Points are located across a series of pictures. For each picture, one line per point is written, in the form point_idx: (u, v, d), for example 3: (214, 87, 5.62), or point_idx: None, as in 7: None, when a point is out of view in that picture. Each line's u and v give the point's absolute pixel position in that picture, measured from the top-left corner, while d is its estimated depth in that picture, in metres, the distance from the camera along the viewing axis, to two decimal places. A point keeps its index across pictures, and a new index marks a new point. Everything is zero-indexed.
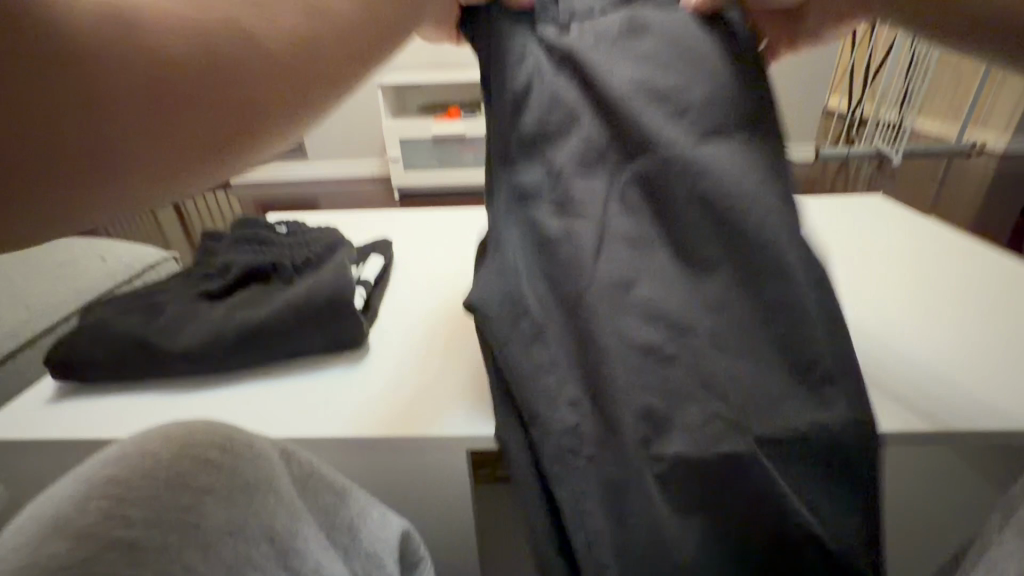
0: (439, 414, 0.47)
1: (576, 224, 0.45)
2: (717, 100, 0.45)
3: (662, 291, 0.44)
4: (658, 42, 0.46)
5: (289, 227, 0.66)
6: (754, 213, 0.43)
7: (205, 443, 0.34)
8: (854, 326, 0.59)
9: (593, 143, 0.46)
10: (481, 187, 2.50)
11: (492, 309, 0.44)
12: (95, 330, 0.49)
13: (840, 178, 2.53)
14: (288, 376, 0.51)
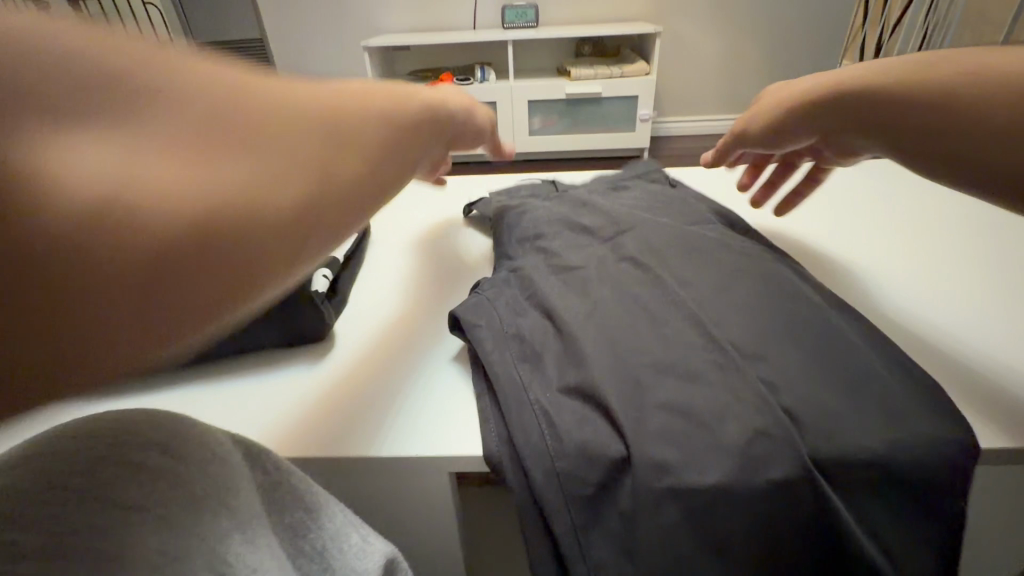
0: (417, 423, 0.40)
1: (571, 272, 0.49)
2: (697, 221, 0.56)
3: (663, 323, 0.43)
4: (640, 197, 0.63)
5: None
6: (750, 281, 0.46)
7: (141, 424, 0.24)
8: (916, 316, 0.49)
9: (589, 229, 0.55)
10: (475, 157, 2.39)
11: (480, 323, 0.43)
12: None
13: None
14: (239, 377, 0.44)
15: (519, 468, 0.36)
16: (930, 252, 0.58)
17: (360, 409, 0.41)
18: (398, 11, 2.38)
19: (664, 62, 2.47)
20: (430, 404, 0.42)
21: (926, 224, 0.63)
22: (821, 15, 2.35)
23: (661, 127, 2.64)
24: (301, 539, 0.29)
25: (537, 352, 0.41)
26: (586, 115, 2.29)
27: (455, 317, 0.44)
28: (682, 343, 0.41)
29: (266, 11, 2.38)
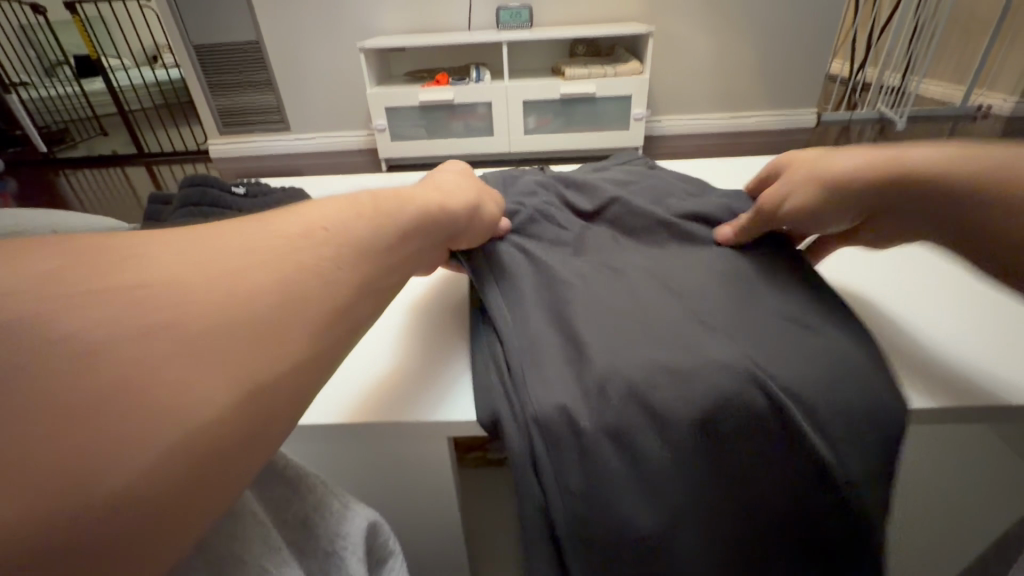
0: (413, 400, 0.43)
1: (557, 241, 0.53)
2: (678, 196, 0.60)
3: (643, 287, 0.46)
4: (625, 175, 0.67)
5: (246, 188, 0.59)
6: (723, 251, 0.49)
7: None
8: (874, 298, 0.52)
9: (575, 208, 0.59)
10: (471, 157, 2.42)
11: (474, 277, 0.47)
12: None
13: (842, 143, 2.47)
14: None
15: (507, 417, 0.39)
16: (917, 246, 0.59)
17: (363, 386, 0.44)
18: (393, 11, 2.39)
19: (657, 62, 2.50)
20: (425, 380, 0.45)
21: None
22: (811, 13, 2.37)
23: (654, 126, 2.67)
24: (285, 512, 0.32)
25: (519, 315, 0.44)
26: (580, 115, 2.32)
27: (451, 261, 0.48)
28: (659, 304, 0.44)
29: (262, 13, 2.39)
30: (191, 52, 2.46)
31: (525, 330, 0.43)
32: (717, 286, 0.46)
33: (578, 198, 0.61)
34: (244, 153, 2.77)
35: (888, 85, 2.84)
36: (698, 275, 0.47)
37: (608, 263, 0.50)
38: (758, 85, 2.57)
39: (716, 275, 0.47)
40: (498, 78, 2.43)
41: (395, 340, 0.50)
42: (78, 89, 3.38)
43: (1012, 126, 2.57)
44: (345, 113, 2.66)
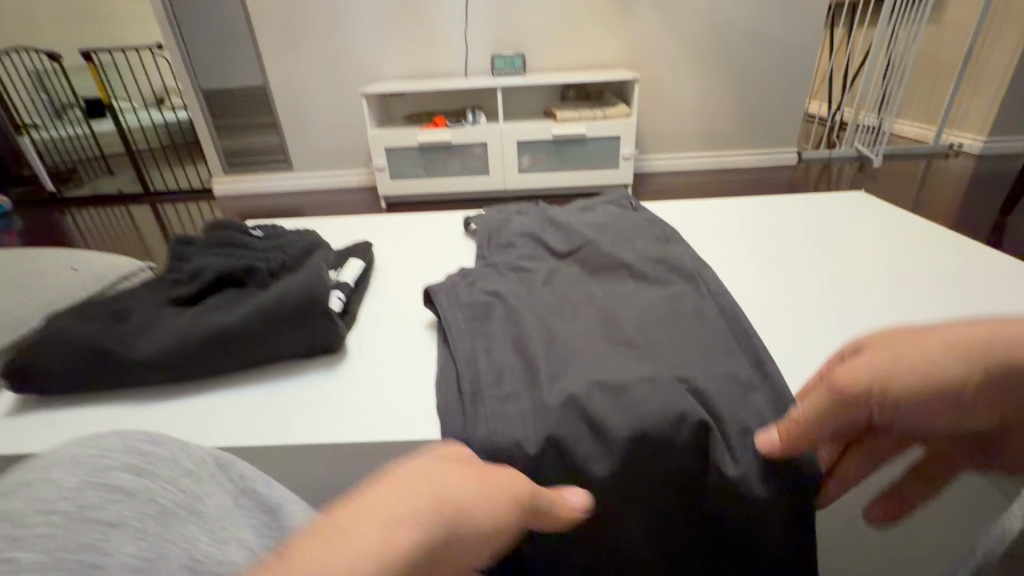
0: (401, 417, 0.44)
1: (526, 278, 0.60)
2: (648, 238, 0.66)
3: (597, 319, 0.52)
4: (605, 215, 0.73)
5: (264, 232, 0.65)
6: (678, 287, 0.55)
7: (123, 463, 0.31)
8: (822, 319, 0.58)
9: (549, 247, 0.66)
10: (468, 194, 2.51)
11: (447, 307, 0.53)
12: (48, 338, 0.46)
13: (824, 179, 2.58)
14: (258, 384, 0.48)
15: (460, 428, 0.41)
16: (893, 290, 0.63)
17: (356, 404, 0.46)
18: (394, 59, 2.53)
19: (644, 104, 2.63)
20: (412, 398, 0.46)
21: (876, 261, 0.70)
22: (786, 60, 2.53)
23: (643, 164, 2.79)
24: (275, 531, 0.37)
25: (485, 338, 0.50)
26: (571, 154, 2.43)
27: (429, 290, 0.55)
28: (612, 335, 0.49)
29: (269, 60, 2.53)
30: (201, 96, 2.58)
31: (488, 354, 0.48)
32: (668, 318, 0.51)
33: (554, 236, 0.68)
34: (247, 191, 2.85)
35: (865, 124, 2.99)
36: (651, 312, 0.52)
37: (573, 300, 0.56)
38: (741, 126, 2.70)
39: (670, 313, 0.51)
40: (493, 121, 2.56)
41: (388, 360, 0.52)
42: (87, 130, 3.49)
43: (983, 162, 2.69)
44: (346, 153, 2.77)
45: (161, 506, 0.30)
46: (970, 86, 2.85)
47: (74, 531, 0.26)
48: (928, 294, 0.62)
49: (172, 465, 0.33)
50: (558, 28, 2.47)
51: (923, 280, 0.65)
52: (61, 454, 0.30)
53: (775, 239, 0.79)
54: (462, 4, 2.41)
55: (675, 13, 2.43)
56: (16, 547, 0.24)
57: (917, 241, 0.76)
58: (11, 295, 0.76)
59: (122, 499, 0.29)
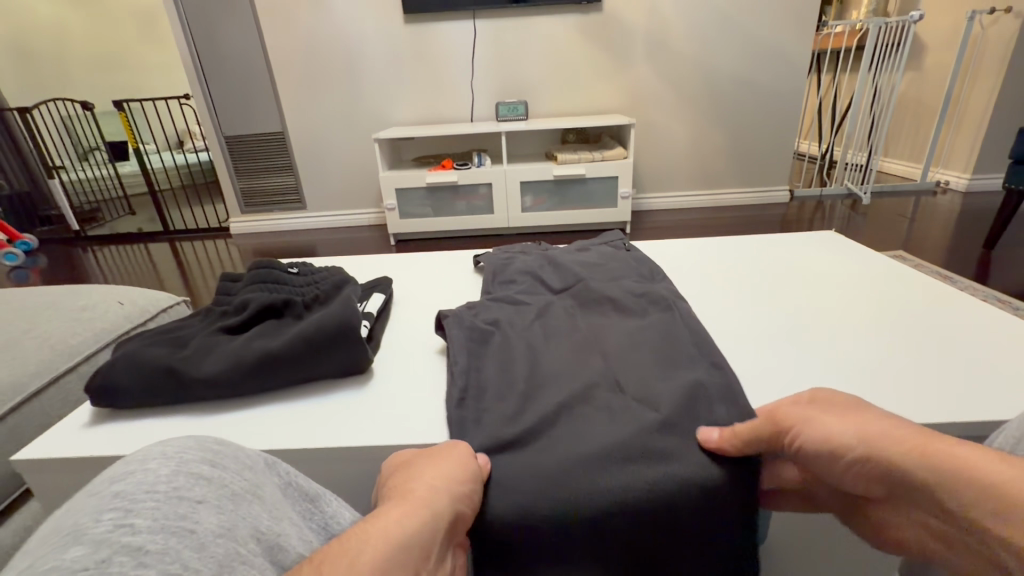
0: (419, 424, 0.52)
1: (523, 309, 0.68)
2: (634, 276, 0.75)
3: (582, 345, 0.60)
4: (598, 255, 0.82)
5: (298, 269, 0.74)
6: (654, 318, 0.63)
7: (199, 457, 0.33)
8: (789, 345, 0.68)
9: (545, 283, 0.75)
10: (474, 231, 2.63)
11: (452, 330, 0.61)
12: (126, 360, 0.55)
13: (817, 216, 2.67)
14: (297, 399, 0.56)
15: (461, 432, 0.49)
16: (855, 321, 0.72)
17: (380, 415, 0.54)
18: (404, 106, 2.71)
19: (640, 146, 2.78)
20: (428, 410, 0.54)
21: (841, 295, 0.80)
22: (773, 105, 2.68)
23: (641, 202, 2.91)
24: (312, 519, 0.39)
25: (484, 359, 0.58)
26: (571, 194, 2.56)
27: (440, 317, 0.64)
28: (593, 357, 0.57)
29: (288, 109, 2.71)
30: (223, 142, 2.75)
31: (481, 372, 0.56)
32: (644, 344, 0.59)
33: (552, 273, 0.77)
34: (262, 229, 2.98)
35: (854, 162, 3.11)
36: (629, 338, 0.60)
37: (562, 328, 0.64)
38: (733, 166, 2.84)
39: (647, 339, 0.59)
40: (497, 162, 2.70)
41: (408, 378, 0.60)
42: (113, 173, 3.69)
43: (970, 199, 2.78)
44: (358, 193, 2.91)
45: (232, 490, 0.33)
46: (952, 127, 2.98)
47: (172, 504, 0.29)
48: (884, 330, 0.69)
49: (236, 458, 0.36)
50: (557, 78, 2.65)
51: (878, 310, 0.74)
52: (147, 451, 0.33)
53: (751, 277, 0.88)
54: (469, 57, 2.60)
55: (667, 63, 2.61)
56: (130, 515, 0.27)
57: (880, 279, 0.85)
58: (68, 324, 0.85)
59: (204, 483, 0.31)
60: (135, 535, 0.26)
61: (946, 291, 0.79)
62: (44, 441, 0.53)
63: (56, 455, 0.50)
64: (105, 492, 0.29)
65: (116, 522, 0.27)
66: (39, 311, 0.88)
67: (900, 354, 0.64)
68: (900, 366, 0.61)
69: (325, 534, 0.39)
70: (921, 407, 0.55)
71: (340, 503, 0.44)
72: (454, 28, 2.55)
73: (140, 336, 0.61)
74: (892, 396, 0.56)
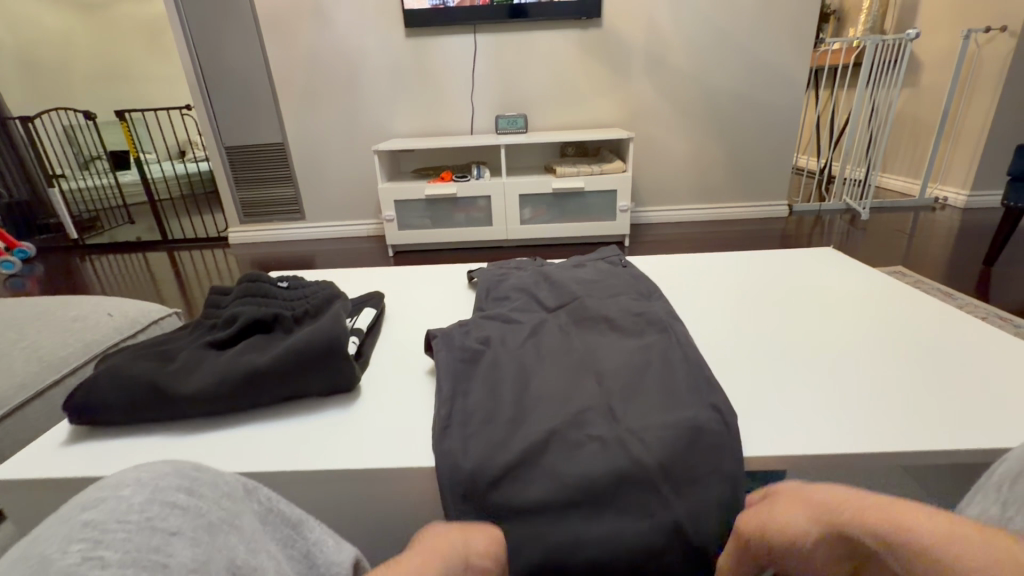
0: (407, 446, 0.51)
1: (515, 327, 0.67)
2: (632, 295, 0.73)
3: (575, 366, 0.59)
4: (596, 271, 0.81)
5: (289, 282, 0.73)
6: (649, 340, 0.61)
7: (174, 485, 0.32)
8: (791, 364, 0.66)
9: (540, 300, 0.74)
10: (472, 243, 2.62)
11: (442, 350, 0.60)
12: (108, 376, 0.54)
13: (815, 231, 2.67)
14: (283, 418, 0.55)
15: (447, 459, 0.47)
16: (856, 340, 0.71)
17: (367, 434, 0.52)
18: (404, 118, 2.72)
19: (639, 160, 2.79)
20: (417, 430, 0.53)
21: (842, 313, 0.79)
22: (771, 121, 2.70)
23: (640, 216, 2.91)
24: (292, 549, 0.38)
25: (474, 380, 0.57)
26: (570, 207, 2.56)
27: (431, 335, 0.62)
28: (586, 380, 0.56)
29: (289, 120, 2.72)
30: (223, 153, 2.76)
31: (470, 395, 0.55)
32: (639, 366, 0.57)
33: (546, 290, 0.76)
34: (261, 240, 2.97)
35: (852, 178, 3.12)
36: (623, 361, 0.58)
37: (556, 349, 0.62)
38: (732, 181, 2.84)
39: (643, 361, 0.58)
40: (497, 175, 2.71)
41: (396, 396, 0.59)
42: (113, 181, 3.70)
43: (968, 216, 2.78)
44: (358, 205, 2.91)
45: (209, 520, 0.31)
46: (950, 144, 2.99)
47: (144, 535, 0.27)
48: (886, 350, 0.68)
49: (215, 485, 0.34)
50: (557, 93, 2.67)
51: (880, 329, 0.73)
52: (121, 477, 0.31)
53: (751, 294, 0.87)
54: (469, 71, 2.62)
55: (666, 79, 2.62)
56: (98, 548, 0.26)
57: (881, 296, 0.84)
58: (55, 336, 0.84)
59: (180, 512, 0.30)
60: (102, 569, 0.25)
61: (954, 312, 0.77)
62: (19, 460, 0.51)
63: (30, 475, 0.49)
64: (75, 520, 0.27)
65: (84, 554, 0.25)
66: (25, 322, 0.87)
67: (906, 375, 0.62)
68: (906, 388, 0.60)
69: (306, 564, 0.37)
70: (929, 431, 0.53)
71: (323, 528, 0.42)
72: (455, 42, 2.57)
73: (123, 350, 0.60)
74: (899, 420, 0.55)
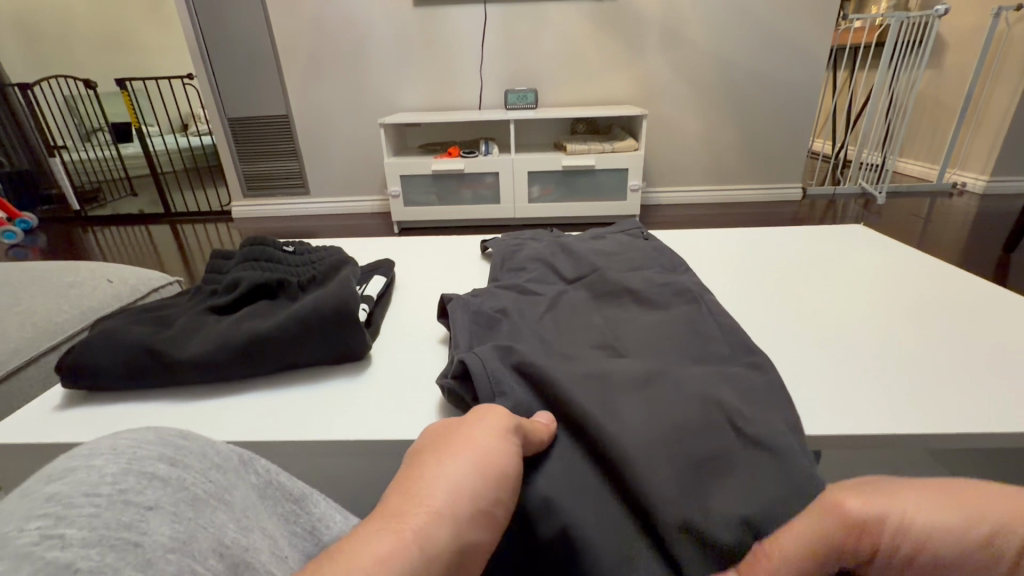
0: (421, 417, 0.48)
1: (533, 297, 0.64)
2: (655, 267, 0.70)
3: (598, 337, 0.55)
4: (614, 243, 0.78)
5: (294, 248, 0.69)
6: (678, 311, 0.58)
7: (153, 456, 0.28)
8: (830, 340, 0.62)
9: (558, 271, 0.70)
10: (478, 220, 2.58)
11: (457, 315, 0.57)
12: (103, 339, 0.51)
13: (829, 215, 2.62)
14: (287, 386, 0.52)
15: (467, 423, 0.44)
16: (894, 316, 0.67)
17: (378, 404, 0.49)
18: (411, 91, 2.65)
19: (651, 139, 2.72)
20: (431, 401, 0.50)
21: (878, 289, 0.74)
22: (789, 100, 2.62)
23: (650, 196, 2.85)
24: (294, 524, 0.35)
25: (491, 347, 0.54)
26: (580, 186, 2.50)
27: (445, 300, 0.59)
28: (608, 351, 0.53)
29: (293, 92, 2.66)
30: (226, 124, 2.70)
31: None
32: (668, 338, 0.54)
33: (563, 261, 0.72)
34: (264, 214, 2.93)
35: (868, 161, 3.04)
36: (650, 333, 0.55)
37: (576, 320, 0.59)
38: (746, 162, 2.77)
39: (671, 334, 0.55)
40: (505, 151, 2.65)
41: (408, 365, 0.56)
42: (115, 153, 3.64)
43: (986, 202, 2.72)
44: (362, 180, 2.86)
45: (193, 493, 0.28)
46: (972, 125, 2.90)
47: (115, 510, 0.24)
48: (927, 328, 0.64)
49: (203, 456, 0.31)
50: (568, 67, 2.58)
51: (920, 306, 0.69)
52: (95, 445, 0.28)
53: (778, 270, 0.83)
54: (478, 43, 2.54)
55: (682, 54, 2.54)
56: (63, 524, 0.22)
57: (914, 272, 0.80)
58: (54, 301, 0.81)
59: (159, 485, 0.27)
60: (64, 550, 0.22)
61: (990, 288, 0.73)
62: (11, 425, 0.48)
63: (21, 440, 0.46)
64: (37, 493, 0.24)
65: (44, 532, 0.22)
66: (22, 287, 0.84)
67: (955, 352, 0.58)
68: (955, 366, 0.56)
69: (309, 541, 0.35)
70: (990, 413, 0.49)
71: (330, 502, 0.40)
72: (464, 13, 2.48)
73: (119, 314, 0.57)
74: (954, 400, 0.51)
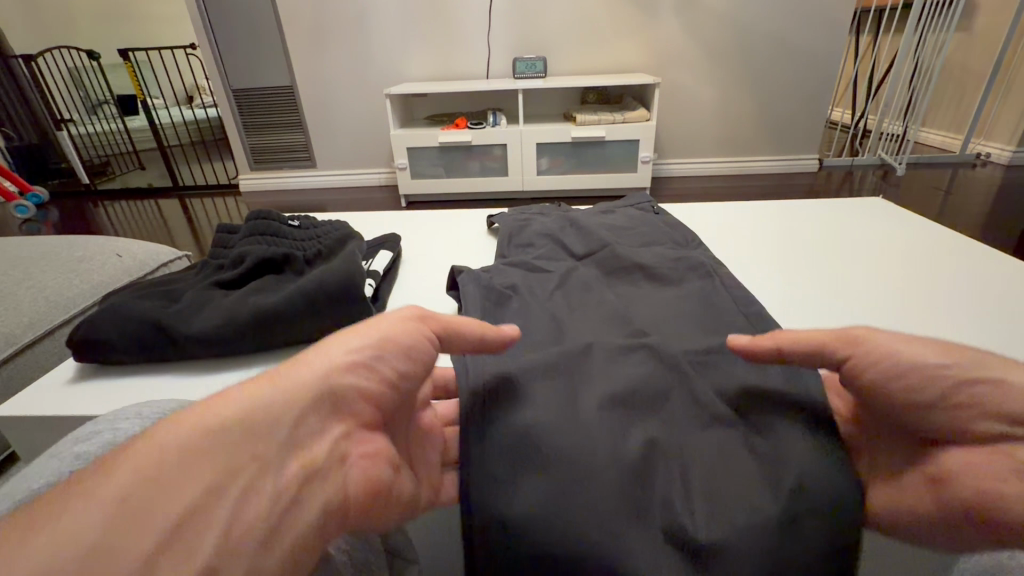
0: None
1: (542, 273, 0.63)
2: (669, 242, 0.68)
3: (611, 314, 0.54)
4: (623, 217, 0.76)
5: (300, 222, 0.69)
6: (698, 289, 0.56)
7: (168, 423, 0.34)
8: (852, 315, 0.60)
9: (566, 246, 0.69)
10: (485, 193, 2.56)
11: (468, 290, 0.56)
12: (110, 314, 0.51)
13: (844, 187, 2.55)
14: None
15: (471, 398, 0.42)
16: (917, 290, 0.65)
17: None
18: (417, 61, 2.59)
19: (664, 108, 2.65)
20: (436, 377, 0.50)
21: (899, 262, 0.72)
22: (808, 67, 2.51)
23: (661, 168, 2.79)
24: None
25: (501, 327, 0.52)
26: (590, 157, 2.45)
27: (455, 273, 0.59)
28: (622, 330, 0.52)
29: (298, 61, 2.60)
30: (231, 96, 2.65)
31: None
32: (683, 316, 0.53)
33: (572, 235, 0.71)
34: (271, 187, 2.92)
35: (888, 131, 2.93)
36: (664, 311, 0.54)
37: (587, 297, 0.58)
38: (761, 132, 2.70)
39: (685, 311, 0.54)
40: (513, 122, 2.59)
41: None
42: (120, 126, 3.62)
43: (1010, 173, 2.63)
44: (369, 152, 2.83)
45: None
46: (1001, 93, 2.78)
47: None
48: (953, 302, 0.62)
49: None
50: (577, 33, 2.50)
51: (944, 280, 0.67)
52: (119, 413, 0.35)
53: (794, 243, 0.81)
54: (486, 8, 2.45)
55: (698, 18, 2.43)
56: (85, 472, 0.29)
57: (936, 244, 0.78)
58: (64, 276, 0.82)
59: None
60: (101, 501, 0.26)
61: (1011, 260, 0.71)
62: (27, 397, 0.49)
63: (37, 413, 0.47)
64: (72, 452, 0.31)
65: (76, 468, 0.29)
66: (32, 262, 0.84)
67: (983, 326, 0.57)
68: (985, 341, 0.54)
69: None
70: None
71: None
72: None
73: (124, 290, 0.57)
74: None
